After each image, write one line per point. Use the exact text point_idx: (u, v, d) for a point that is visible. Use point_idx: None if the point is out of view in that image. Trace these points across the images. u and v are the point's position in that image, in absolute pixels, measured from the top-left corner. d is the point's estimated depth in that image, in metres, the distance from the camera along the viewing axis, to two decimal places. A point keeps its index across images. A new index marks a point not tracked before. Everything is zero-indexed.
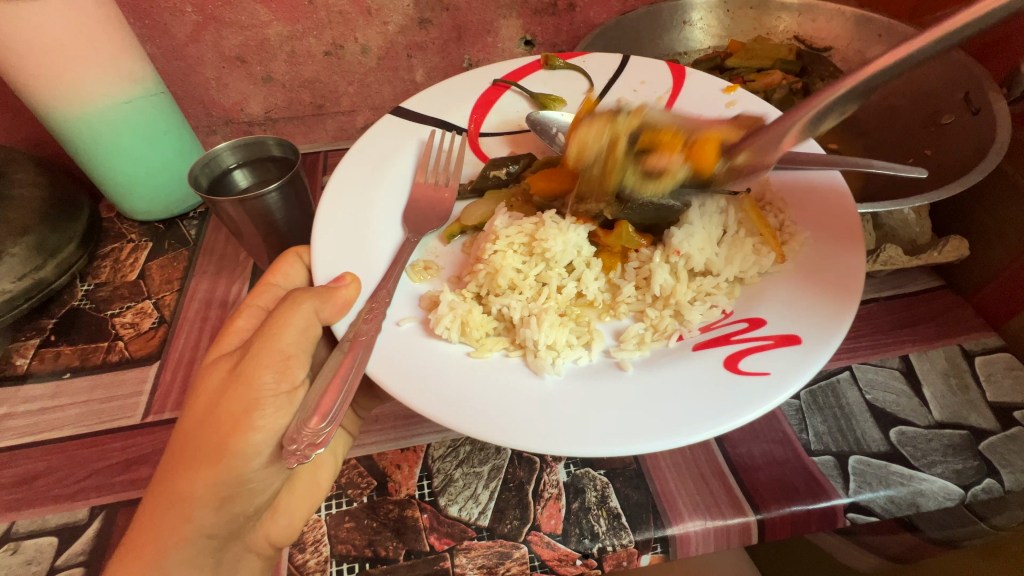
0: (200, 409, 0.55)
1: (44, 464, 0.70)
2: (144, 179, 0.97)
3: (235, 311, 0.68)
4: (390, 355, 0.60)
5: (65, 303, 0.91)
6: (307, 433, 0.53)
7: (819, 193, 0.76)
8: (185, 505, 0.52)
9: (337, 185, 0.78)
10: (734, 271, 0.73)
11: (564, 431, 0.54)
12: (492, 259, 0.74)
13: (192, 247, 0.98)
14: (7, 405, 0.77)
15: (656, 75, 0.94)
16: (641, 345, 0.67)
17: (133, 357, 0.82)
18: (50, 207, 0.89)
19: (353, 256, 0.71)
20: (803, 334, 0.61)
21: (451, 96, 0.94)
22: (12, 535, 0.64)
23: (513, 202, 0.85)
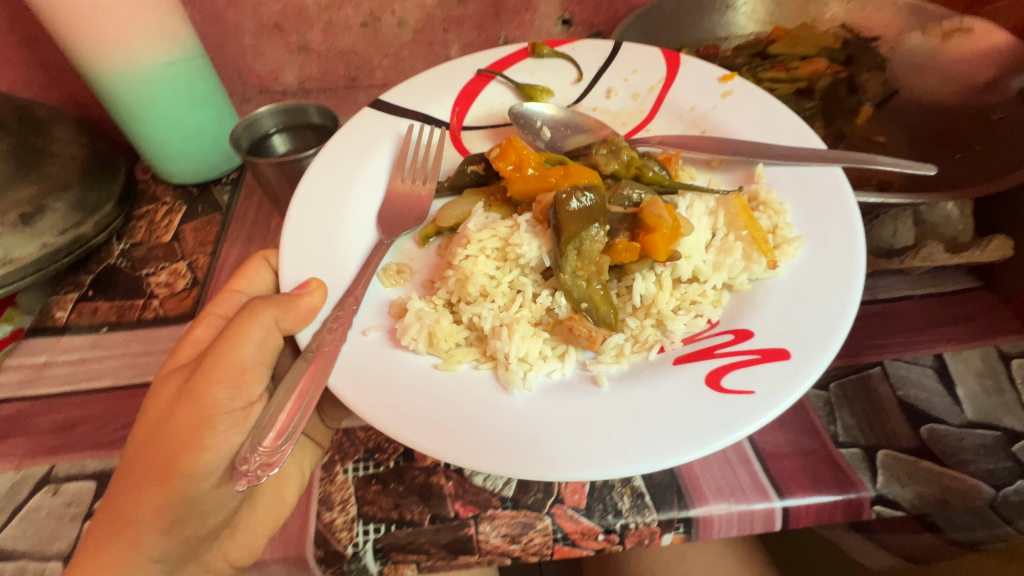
0: (147, 429, 0.56)
1: (83, 412, 0.72)
2: (181, 142, 0.98)
3: (195, 320, 0.68)
4: (354, 367, 0.60)
5: (102, 261, 0.92)
6: (259, 455, 0.53)
7: (818, 188, 0.76)
8: (132, 529, 0.55)
9: (314, 173, 0.79)
10: (722, 278, 0.73)
11: (539, 449, 0.55)
12: (463, 265, 0.74)
13: (225, 212, 0.99)
14: (47, 354, 0.79)
15: (645, 63, 0.94)
16: (619, 358, 0.67)
17: (167, 316, 0.83)
18: (89, 165, 0.90)
19: (325, 255, 0.72)
20: (793, 347, 0.61)
21: (435, 85, 0.93)
22: (52, 477, 0.66)
23: (491, 199, 0.84)
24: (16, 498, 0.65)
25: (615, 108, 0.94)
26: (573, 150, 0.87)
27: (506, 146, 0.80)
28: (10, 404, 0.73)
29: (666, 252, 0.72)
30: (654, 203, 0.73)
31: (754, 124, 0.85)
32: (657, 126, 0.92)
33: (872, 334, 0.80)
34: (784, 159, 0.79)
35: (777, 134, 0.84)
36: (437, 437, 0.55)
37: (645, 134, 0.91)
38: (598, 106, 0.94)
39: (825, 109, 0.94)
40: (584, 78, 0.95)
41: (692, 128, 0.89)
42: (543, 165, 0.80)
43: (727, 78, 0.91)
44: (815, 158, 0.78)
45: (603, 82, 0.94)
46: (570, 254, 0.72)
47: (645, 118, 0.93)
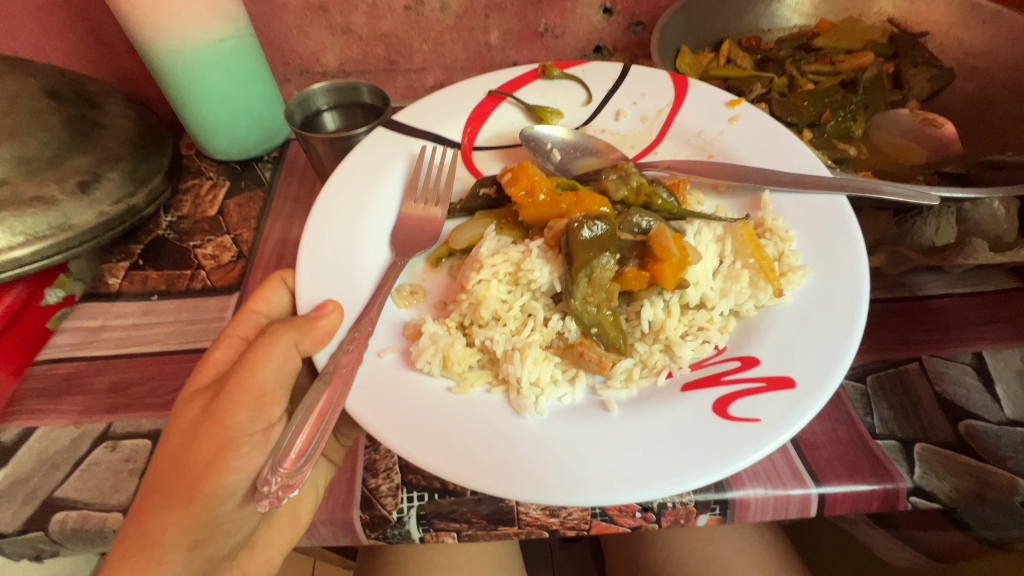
0: (172, 448, 0.57)
1: (137, 374, 0.75)
2: (228, 119, 1.00)
3: (214, 341, 0.68)
4: (370, 390, 0.62)
5: (150, 232, 0.95)
6: (280, 477, 0.55)
7: (825, 219, 0.76)
8: (155, 550, 0.54)
9: (328, 195, 0.82)
10: (729, 304, 0.74)
11: (545, 474, 0.56)
12: (475, 289, 0.75)
13: (267, 189, 1.02)
14: (101, 318, 0.82)
15: (654, 86, 0.95)
16: (628, 382, 0.68)
17: (215, 286, 0.86)
18: (139, 138, 0.93)
19: (338, 279, 0.73)
20: (798, 376, 0.61)
21: (447, 106, 0.95)
22: (110, 434, 0.69)
23: (502, 222, 0.85)
24: (77, 452, 0.67)
25: (624, 130, 0.95)
26: (583, 174, 0.88)
27: (519, 170, 0.82)
28: (66, 364, 0.76)
29: (673, 280, 0.72)
30: (661, 232, 0.73)
31: (763, 151, 0.85)
32: (664, 149, 0.92)
33: (909, 329, 0.80)
34: (789, 186, 0.80)
35: (783, 161, 0.83)
36: (447, 460, 0.56)
37: (653, 157, 0.92)
38: (608, 128, 0.95)
39: (872, 99, 0.93)
40: (594, 100, 0.97)
41: (699, 152, 0.90)
42: (555, 192, 0.81)
43: (735, 103, 0.90)
44: (820, 186, 0.78)
45: (612, 105, 0.96)
46: (581, 283, 0.72)
47: (651, 142, 0.93)
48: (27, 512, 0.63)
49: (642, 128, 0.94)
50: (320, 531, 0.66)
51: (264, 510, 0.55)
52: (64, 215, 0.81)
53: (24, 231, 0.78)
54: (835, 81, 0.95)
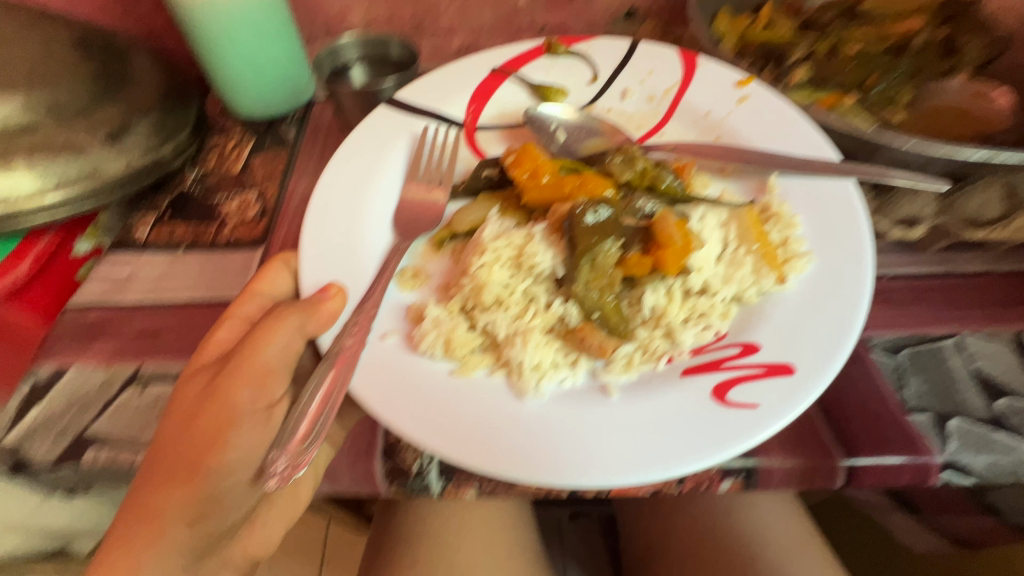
0: (178, 425, 0.61)
1: (165, 321, 0.76)
2: (253, 74, 0.99)
3: (218, 321, 0.70)
4: (374, 373, 0.63)
5: (177, 186, 0.95)
6: (286, 458, 0.58)
7: (831, 206, 0.75)
8: (156, 522, 0.58)
9: (328, 179, 0.82)
10: (731, 291, 0.72)
11: (550, 456, 0.58)
12: (477, 273, 0.73)
13: (292, 149, 1.01)
14: (130, 268, 0.82)
15: (663, 66, 0.94)
16: (629, 367, 0.66)
17: (240, 240, 0.86)
18: (167, 92, 0.93)
19: (343, 258, 0.74)
20: (797, 362, 0.62)
21: (451, 85, 0.95)
22: (140, 377, 0.71)
23: (506, 203, 0.83)
24: (107, 394, 0.69)
25: (630, 109, 0.94)
26: (588, 155, 0.86)
27: (521, 154, 0.81)
28: (98, 310, 0.77)
29: (678, 263, 0.72)
30: (665, 220, 0.73)
31: (772, 133, 0.83)
32: (671, 129, 0.91)
33: (951, 305, 0.77)
34: (797, 171, 0.78)
35: (792, 143, 0.81)
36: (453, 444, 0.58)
37: (658, 138, 0.91)
38: (613, 107, 0.94)
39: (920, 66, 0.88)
40: (600, 79, 0.96)
41: (706, 135, 0.88)
42: (558, 174, 0.80)
43: (745, 82, 0.89)
44: (825, 170, 0.76)
45: (618, 85, 0.95)
46: (584, 264, 0.70)
47: (659, 122, 0.92)
48: (60, 449, 0.65)
49: (648, 109, 0.93)
50: (340, 481, 0.67)
51: (271, 490, 0.57)
52: (93, 164, 0.81)
53: (55, 177, 0.79)
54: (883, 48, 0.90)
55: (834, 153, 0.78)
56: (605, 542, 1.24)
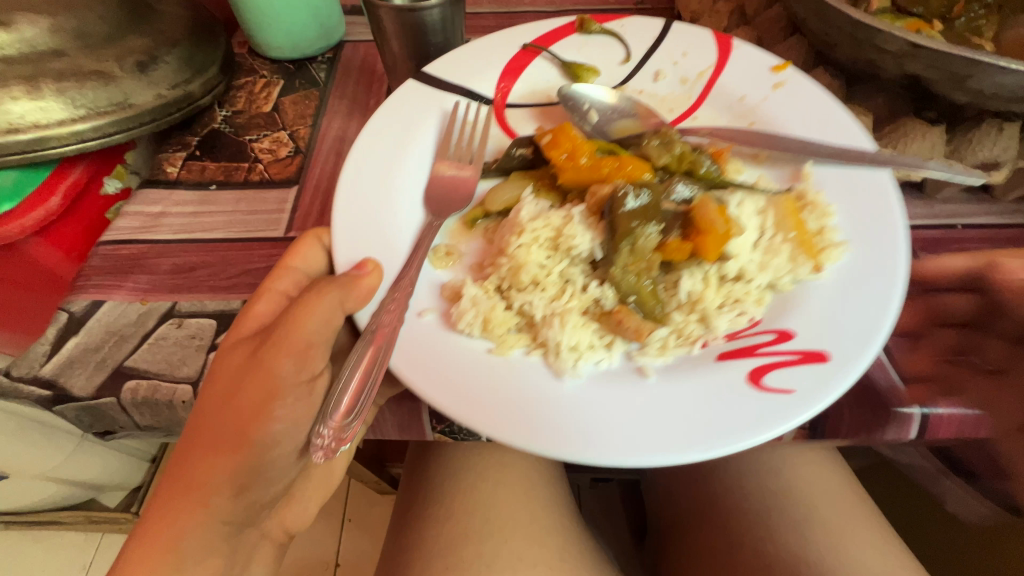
0: (217, 396, 0.57)
1: (199, 258, 0.73)
2: (284, 10, 0.93)
3: (256, 293, 0.64)
4: (414, 349, 0.57)
5: (206, 124, 0.90)
6: (331, 430, 0.55)
7: (870, 195, 0.67)
8: (201, 490, 0.55)
9: (360, 147, 0.72)
10: (767, 278, 0.65)
11: (578, 432, 0.53)
12: (516, 253, 0.66)
13: (323, 89, 0.97)
14: (161, 206, 0.80)
15: (698, 45, 0.83)
16: (664, 350, 0.60)
17: (274, 180, 0.83)
18: (194, 26, 0.88)
19: (374, 238, 0.65)
20: (832, 348, 0.56)
21: (478, 57, 0.82)
22: (176, 312, 0.68)
23: (539, 183, 0.74)
24: (145, 327, 0.67)
25: (663, 92, 0.83)
26: (620, 138, 0.76)
27: (558, 133, 0.72)
28: (130, 246, 0.75)
29: (716, 252, 0.65)
30: (704, 204, 0.65)
31: (813, 120, 0.74)
32: (704, 113, 0.81)
33: None
34: (834, 157, 0.70)
35: (835, 132, 0.72)
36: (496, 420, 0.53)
37: (692, 122, 0.80)
38: (646, 90, 0.83)
39: None
40: (633, 58, 0.85)
41: (738, 121, 0.79)
42: (595, 156, 0.72)
43: (781, 67, 0.80)
44: (855, 159, 0.69)
45: (655, 65, 0.84)
46: (623, 248, 0.64)
47: (691, 105, 0.81)
48: (100, 379, 0.63)
49: (680, 91, 0.83)
50: (385, 421, 0.65)
51: (317, 460, 0.55)
52: (123, 93, 0.78)
53: (85, 104, 0.75)
54: None
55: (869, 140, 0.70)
56: (623, 507, 1.20)
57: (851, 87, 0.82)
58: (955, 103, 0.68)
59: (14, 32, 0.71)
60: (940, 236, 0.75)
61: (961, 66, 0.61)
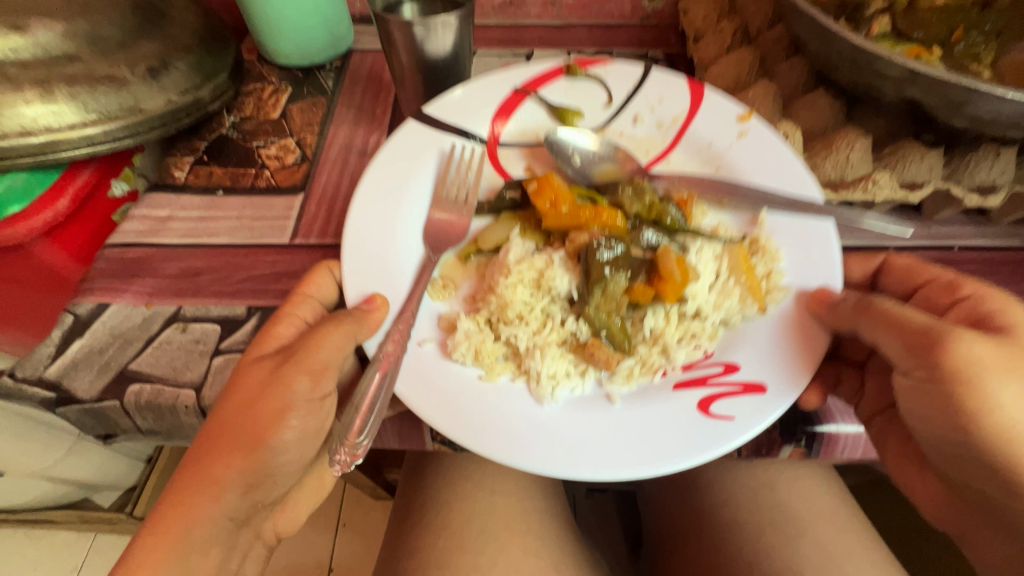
0: (232, 407, 0.57)
1: (204, 263, 0.74)
2: (295, 20, 0.95)
3: (273, 319, 0.64)
4: (420, 374, 0.58)
5: (214, 130, 0.92)
6: (346, 447, 0.57)
7: (814, 242, 0.66)
8: (214, 487, 0.57)
9: (372, 177, 0.72)
10: (718, 315, 0.65)
11: (550, 448, 0.54)
12: (503, 291, 0.66)
13: (331, 96, 0.98)
14: (168, 210, 0.80)
15: (674, 89, 0.81)
16: (629, 378, 0.61)
17: (280, 186, 0.84)
18: (205, 33, 0.89)
19: (377, 271, 0.66)
20: (772, 380, 0.57)
21: (469, 100, 0.81)
22: (180, 317, 0.69)
23: (525, 224, 0.74)
24: (149, 331, 0.67)
25: (640, 135, 0.82)
26: (600, 183, 0.77)
27: (543, 182, 0.72)
28: (136, 249, 0.76)
29: (675, 294, 0.65)
30: (667, 253, 0.66)
31: (776, 168, 0.72)
32: (677, 157, 0.80)
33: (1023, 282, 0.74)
34: (788, 208, 0.69)
35: (791, 180, 0.71)
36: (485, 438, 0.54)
37: (665, 165, 0.80)
38: (628, 132, 0.82)
39: None
40: (615, 100, 0.83)
41: (706, 166, 0.78)
42: (577, 204, 0.72)
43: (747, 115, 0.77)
44: (808, 209, 0.67)
45: (638, 107, 0.83)
46: (596, 292, 0.64)
47: (665, 148, 0.81)
48: (103, 382, 0.63)
49: (655, 133, 0.82)
50: (385, 429, 0.65)
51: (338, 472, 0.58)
52: (134, 98, 0.79)
53: (97, 108, 0.76)
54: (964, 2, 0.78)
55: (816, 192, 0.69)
56: (620, 521, 1.15)
57: (851, 108, 0.83)
58: (954, 127, 0.70)
59: (30, 37, 0.71)
60: (937, 258, 0.77)
61: (959, 93, 0.62)
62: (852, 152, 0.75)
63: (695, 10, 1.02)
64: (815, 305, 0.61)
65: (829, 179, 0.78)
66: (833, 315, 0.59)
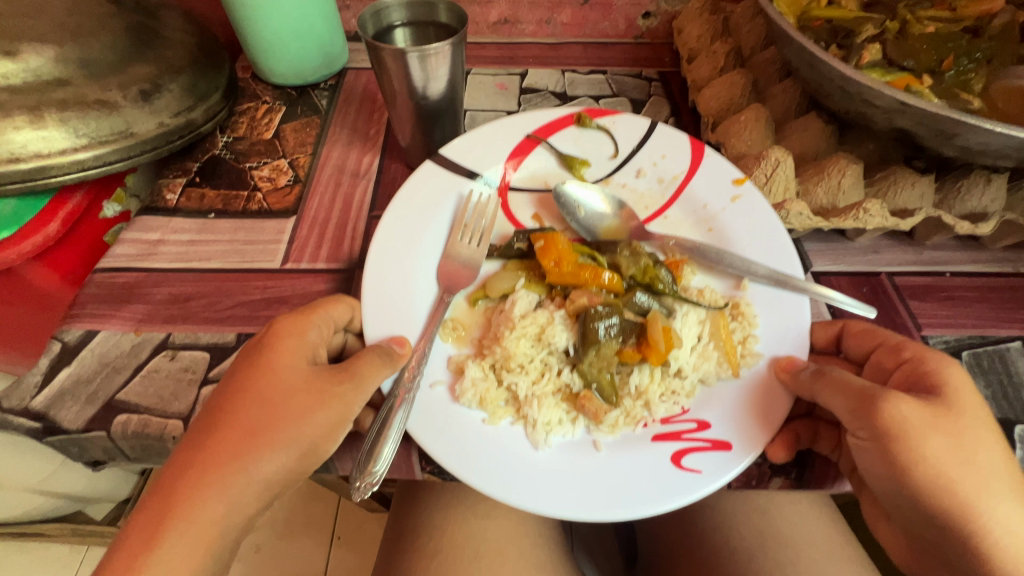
0: (273, 409, 0.52)
1: (195, 288, 0.74)
2: (288, 40, 0.94)
3: (303, 322, 0.58)
4: (430, 416, 0.58)
5: (206, 151, 0.91)
6: (364, 475, 0.54)
7: (792, 313, 0.66)
8: (238, 491, 0.49)
9: (394, 213, 0.73)
10: (696, 376, 0.65)
11: (540, 492, 0.54)
12: (508, 342, 0.65)
13: (324, 116, 0.98)
14: (159, 233, 0.80)
15: (677, 149, 0.82)
16: (614, 428, 0.61)
17: (272, 210, 0.84)
18: (199, 53, 0.89)
19: (395, 309, 0.66)
20: (743, 440, 0.57)
21: (487, 142, 0.83)
22: (169, 344, 0.69)
23: (530, 275, 0.73)
24: (137, 358, 0.67)
25: (642, 189, 0.83)
26: (601, 241, 0.76)
27: (549, 241, 0.71)
28: (126, 274, 0.75)
29: (659, 358, 0.65)
30: (655, 321, 0.66)
31: (758, 237, 0.73)
32: (674, 214, 0.80)
33: (1014, 308, 0.74)
34: (769, 280, 0.69)
35: (774, 252, 0.71)
36: (485, 476, 0.54)
37: (662, 223, 0.80)
38: (631, 184, 0.83)
39: None
40: (621, 154, 0.84)
41: (699, 227, 0.78)
42: (579, 262, 0.72)
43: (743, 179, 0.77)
44: (788, 284, 0.67)
45: (642, 162, 0.83)
46: (590, 352, 0.64)
47: (664, 204, 0.81)
48: (90, 412, 0.63)
49: (654, 188, 0.82)
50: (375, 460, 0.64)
51: (358, 500, 0.54)
52: (126, 122, 0.78)
53: (87, 133, 0.76)
54: (956, 29, 0.79)
55: (798, 268, 0.69)
56: (617, 542, 1.13)
57: (842, 133, 0.83)
58: (944, 155, 0.70)
59: (20, 62, 0.71)
60: (929, 283, 0.77)
61: (950, 125, 0.62)
62: (843, 178, 0.74)
63: (690, 29, 1.04)
64: (783, 373, 0.61)
65: (820, 206, 0.77)
66: (794, 381, 0.59)
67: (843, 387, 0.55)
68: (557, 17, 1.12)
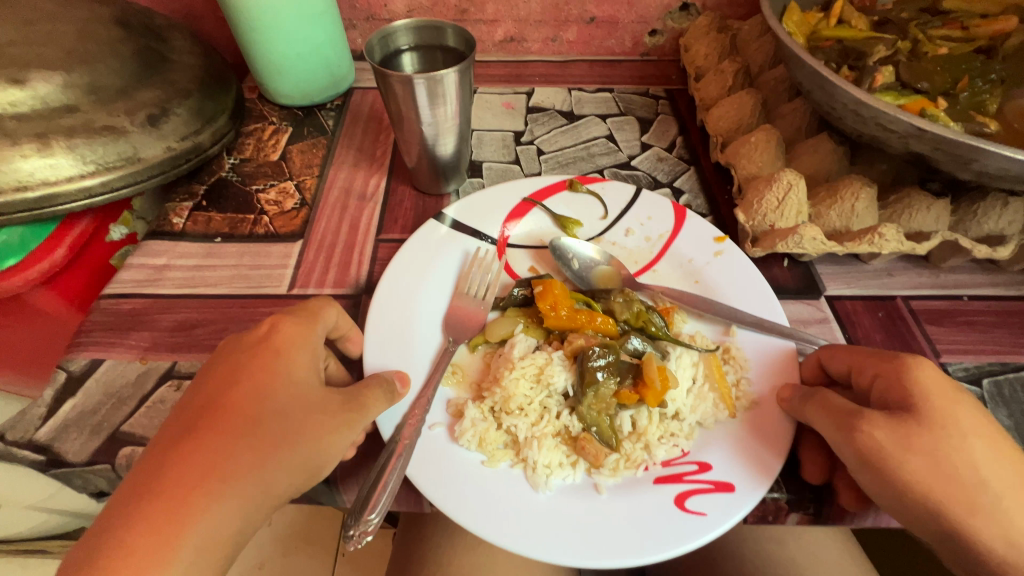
0: (286, 418, 0.50)
1: (201, 315, 0.73)
2: (294, 61, 0.94)
3: (312, 330, 0.57)
4: (432, 460, 0.57)
5: (213, 173, 0.91)
6: (358, 525, 0.51)
7: (784, 365, 0.65)
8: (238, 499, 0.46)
9: (396, 264, 0.73)
10: (694, 418, 0.63)
11: (546, 539, 0.52)
12: (508, 384, 0.64)
13: (330, 137, 0.98)
14: (166, 258, 0.80)
15: (660, 210, 0.83)
16: (615, 472, 0.59)
17: (279, 233, 0.83)
18: (206, 76, 0.89)
19: (398, 345, 0.66)
20: (743, 480, 0.56)
21: (488, 203, 0.83)
22: (175, 372, 0.68)
23: (529, 320, 0.73)
24: (143, 388, 0.66)
25: (631, 246, 0.81)
26: (594, 289, 0.75)
27: (545, 287, 0.71)
28: (132, 300, 0.75)
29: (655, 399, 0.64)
30: (649, 360, 0.65)
31: (747, 290, 0.72)
32: (663, 267, 0.79)
33: None
34: (757, 326, 0.68)
35: (760, 303, 0.71)
36: (492, 523, 0.53)
37: (653, 276, 0.78)
38: (621, 242, 0.82)
39: None
40: (610, 216, 0.84)
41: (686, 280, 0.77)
42: (575, 308, 0.71)
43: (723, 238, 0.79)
44: (772, 326, 0.68)
45: (631, 220, 0.83)
46: (589, 393, 0.64)
47: (653, 259, 0.80)
48: (94, 444, 0.61)
49: (643, 239, 0.81)
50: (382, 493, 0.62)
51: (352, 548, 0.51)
52: (133, 147, 0.78)
53: (94, 159, 0.75)
54: (968, 50, 0.79)
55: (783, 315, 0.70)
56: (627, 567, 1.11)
57: (853, 154, 0.83)
58: (959, 178, 0.69)
59: (28, 90, 0.71)
60: (946, 307, 0.75)
61: (965, 150, 0.61)
62: (857, 202, 0.73)
63: (697, 48, 1.03)
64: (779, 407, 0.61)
65: (834, 230, 0.76)
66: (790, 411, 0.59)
67: (830, 405, 0.55)
68: (563, 35, 1.12)
